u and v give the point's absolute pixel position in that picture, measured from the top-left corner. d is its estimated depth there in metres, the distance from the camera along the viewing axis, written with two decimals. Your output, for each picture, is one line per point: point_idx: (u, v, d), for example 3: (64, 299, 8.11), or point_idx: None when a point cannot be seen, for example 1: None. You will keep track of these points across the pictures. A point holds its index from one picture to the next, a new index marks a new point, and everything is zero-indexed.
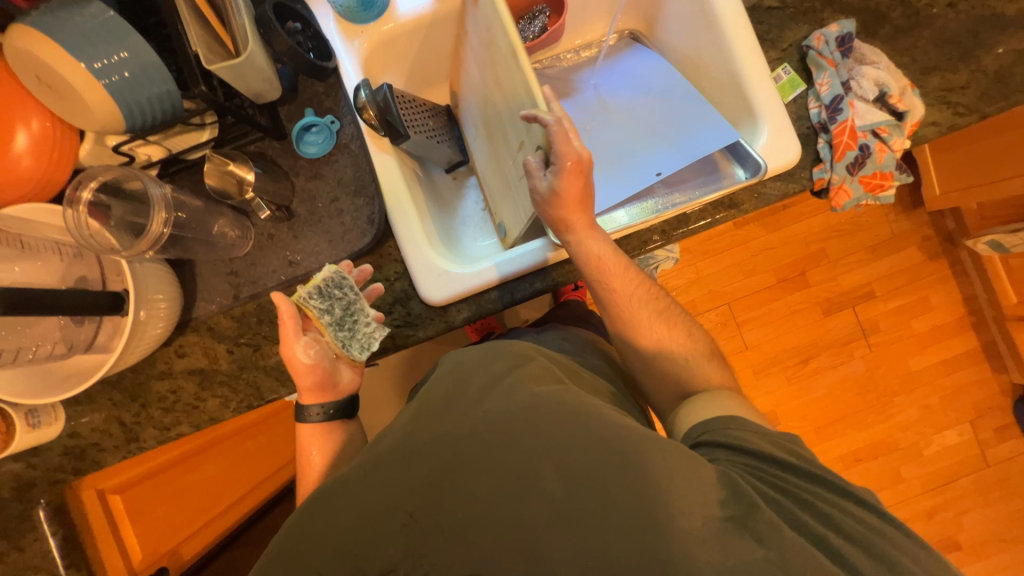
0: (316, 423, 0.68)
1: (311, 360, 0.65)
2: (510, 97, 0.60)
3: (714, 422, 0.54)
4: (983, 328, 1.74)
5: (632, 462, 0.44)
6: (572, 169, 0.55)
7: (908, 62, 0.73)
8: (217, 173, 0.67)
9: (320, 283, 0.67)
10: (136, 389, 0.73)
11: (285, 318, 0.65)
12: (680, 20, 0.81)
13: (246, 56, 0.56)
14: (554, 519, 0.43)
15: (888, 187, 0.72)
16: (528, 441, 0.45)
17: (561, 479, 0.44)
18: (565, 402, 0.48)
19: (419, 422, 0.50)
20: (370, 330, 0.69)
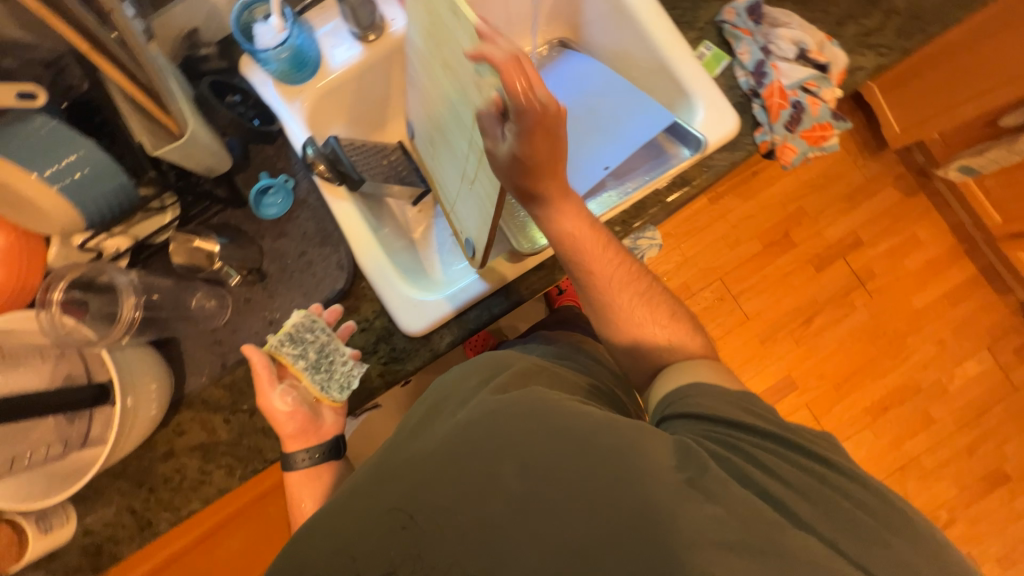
0: (304, 469, 0.69)
1: (289, 406, 0.67)
2: (461, 62, 0.56)
3: (675, 394, 0.54)
4: (977, 253, 1.73)
5: (586, 448, 0.45)
6: (535, 132, 0.50)
7: (821, 16, 0.76)
8: (183, 251, 0.68)
9: (291, 329, 0.68)
10: (141, 475, 0.74)
11: (258, 369, 0.67)
12: (602, 20, 0.85)
13: (189, 135, 0.59)
14: (519, 517, 0.43)
15: (831, 137, 0.74)
16: (488, 445, 0.46)
17: (521, 476, 0.44)
18: (524, 402, 0.49)
19: (396, 447, 0.52)
20: (348, 368, 0.70)
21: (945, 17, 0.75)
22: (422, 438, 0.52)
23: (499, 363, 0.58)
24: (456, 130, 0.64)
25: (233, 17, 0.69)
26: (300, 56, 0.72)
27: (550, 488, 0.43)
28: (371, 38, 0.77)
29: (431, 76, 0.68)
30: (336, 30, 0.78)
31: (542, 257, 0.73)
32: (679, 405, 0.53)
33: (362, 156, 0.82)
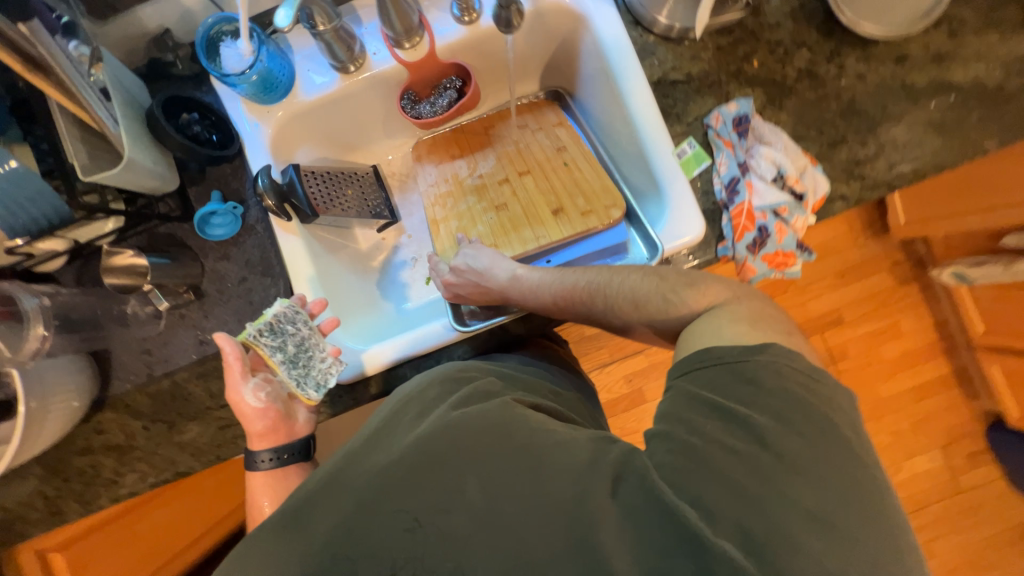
0: (267, 470, 0.69)
1: (260, 403, 0.67)
2: (465, 213, 0.83)
3: (691, 361, 0.53)
4: (954, 353, 1.68)
5: (537, 446, 0.48)
6: (458, 271, 0.73)
7: (814, 134, 0.72)
8: (125, 272, 0.67)
9: (272, 320, 0.67)
10: (57, 464, 0.75)
11: (231, 359, 0.66)
12: (593, 86, 0.81)
13: (126, 162, 0.57)
14: (484, 530, 0.44)
15: (792, 266, 0.70)
16: (451, 454, 0.48)
17: (481, 489, 0.46)
18: (489, 412, 0.51)
19: (359, 453, 0.52)
20: (326, 365, 0.69)
21: (941, 159, 0.71)
22: (374, 451, 0.51)
23: (464, 371, 0.60)
24: (486, 189, 0.84)
25: (201, 28, 0.66)
26: (271, 80, 0.69)
27: (510, 499, 0.45)
28: (350, 69, 0.73)
29: (448, 204, 0.84)
30: (314, 53, 0.74)
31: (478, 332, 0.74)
32: (696, 375, 0.52)
33: (325, 186, 0.79)
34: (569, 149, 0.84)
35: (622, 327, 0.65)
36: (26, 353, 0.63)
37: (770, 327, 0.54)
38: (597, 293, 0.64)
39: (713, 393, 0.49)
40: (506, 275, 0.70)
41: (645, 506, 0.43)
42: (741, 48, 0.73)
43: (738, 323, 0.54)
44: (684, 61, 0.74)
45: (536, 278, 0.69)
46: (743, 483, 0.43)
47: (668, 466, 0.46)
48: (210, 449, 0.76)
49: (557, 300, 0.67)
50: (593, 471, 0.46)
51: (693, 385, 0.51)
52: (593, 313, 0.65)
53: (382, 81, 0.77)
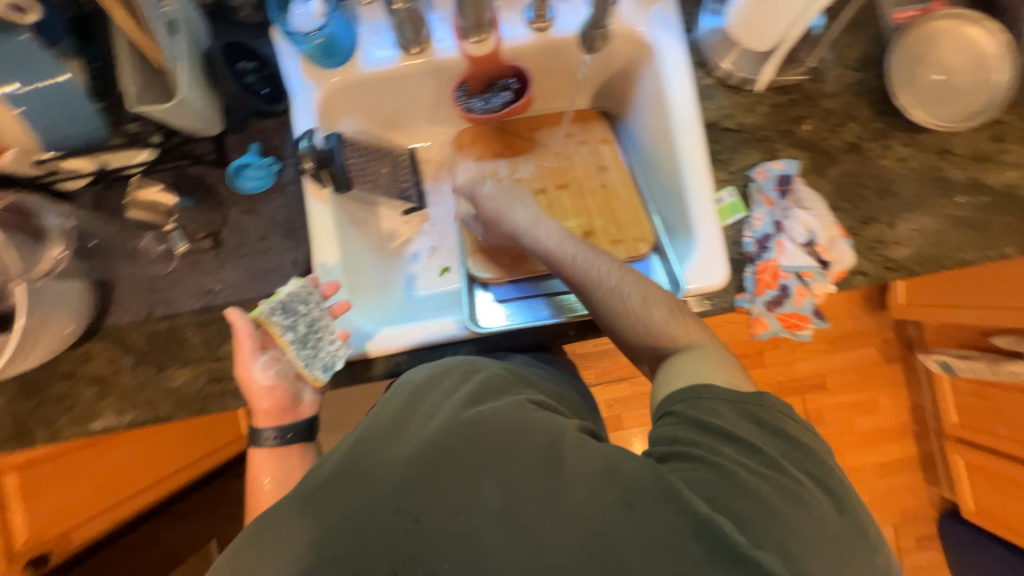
0: (271, 447, 0.70)
1: (270, 380, 0.67)
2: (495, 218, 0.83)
3: (690, 391, 0.55)
4: (922, 437, 1.73)
5: (552, 443, 0.48)
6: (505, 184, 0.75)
7: (849, 208, 0.74)
8: (145, 206, 0.69)
9: (285, 299, 0.67)
10: (36, 384, 0.73)
11: (242, 336, 0.66)
12: (646, 115, 0.81)
13: (179, 100, 0.57)
14: (512, 525, 0.44)
15: (804, 328, 0.70)
16: (471, 453, 0.48)
17: (501, 491, 0.46)
18: (508, 415, 0.51)
19: (369, 446, 0.51)
20: (334, 348, 0.69)
21: (963, 255, 0.73)
22: (386, 442, 0.51)
23: (479, 363, 0.61)
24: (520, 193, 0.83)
25: None
26: (333, 46, 0.69)
27: (533, 500, 0.45)
28: (413, 51, 0.73)
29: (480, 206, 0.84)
30: (380, 27, 0.74)
31: (489, 337, 0.73)
32: (694, 403, 0.53)
33: (361, 160, 0.79)
34: (609, 170, 0.84)
35: (603, 320, 0.64)
36: (37, 271, 0.60)
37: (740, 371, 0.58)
38: (612, 281, 0.62)
39: (720, 423, 0.51)
40: (533, 223, 0.69)
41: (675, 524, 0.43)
42: (796, 111, 0.75)
43: (722, 370, 0.57)
44: (739, 111, 0.75)
45: (552, 246, 0.67)
46: (773, 507, 0.44)
47: (704, 485, 0.46)
48: (194, 402, 0.72)
49: (566, 265, 0.65)
50: (616, 476, 0.46)
51: (696, 416, 0.52)
52: (593, 296, 0.63)
53: (441, 69, 0.76)
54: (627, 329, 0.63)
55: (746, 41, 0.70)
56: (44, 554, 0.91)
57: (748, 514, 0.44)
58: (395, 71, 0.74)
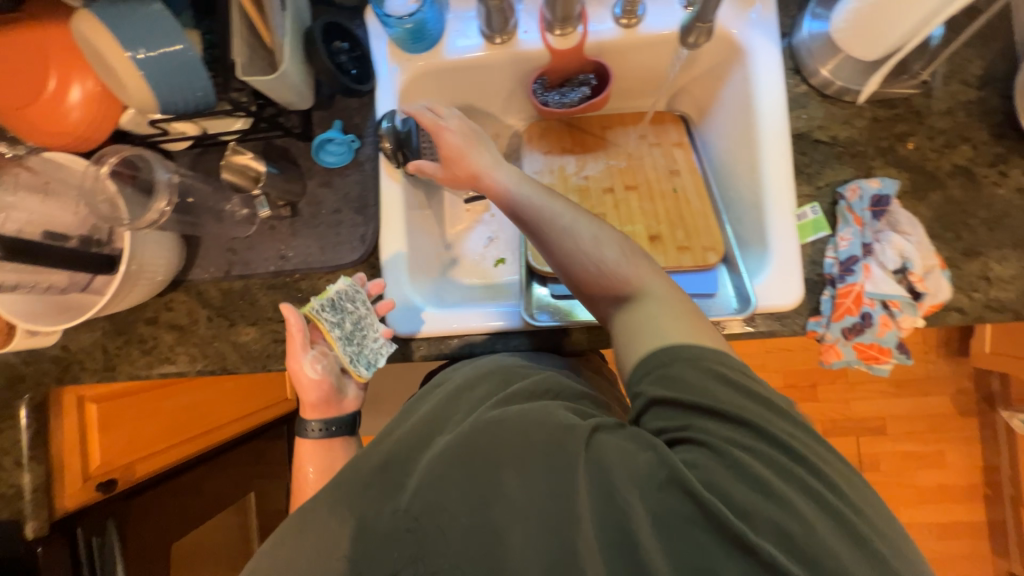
0: (316, 439, 0.74)
1: (317, 375, 0.70)
2: None
3: (656, 357, 0.51)
4: (994, 503, 1.55)
5: (564, 438, 0.46)
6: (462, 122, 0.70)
7: (950, 237, 0.67)
8: (236, 170, 0.72)
9: (334, 296, 0.70)
10: (124, 325, 0.80)
11: (294, 331, 0.69)
12: (728, 120, 0.78)
13: (281, 74, 0.61)
14: (531, 520, 0.42)
15: (884, 362, 0.65)
16: (495, 450, 0.46)
17: (524, 486, 0.44)
18: (530, 413, 0.49)
19: (406, 451, 0.50)
20: (378, 346, 0.71)
21: None
22: (419, 445, 0.51)
23: (515, 374, 0.59)
24: (585, 191, 0.82)
25: None
26: (422, 31, 0.70)
27: (553, 498, 0.43)
28: (496, 41, 0.74)
29: None
30: (468, 16, 0.75)
31: (541, 330, 0.72)
32: (658, 375, 0.50)
33: None
34: (682, 176, 0.81)
35: (557, 261, 0.61)
36: (143, 223, 0.64)
37: (699, 319, 0.54)
38: (567, 217, 0.61)
39: (684, 391, 0.48)
40: (500, 160, 0.69)
41: (684, 510, 0.41)
42: (899, 127, 0.69)
43: (671, 321, 0.53)
44: (833, 123, 0.70)
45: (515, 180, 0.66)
46: (818, 521, 0.40)
47: (694, 467, 0.44)
48: (259, 357, 0.77)
49: (520, 198, 0.63)
50: (627, 465, 0.44)
51: (657, 389, 0.50)
52: (546, 234, 0.61)
53: (523, 60, 0.76)
54: (580, 268, 0.59)
55: (851, 49, 0.66)
56: (113, 479, 0.96)
57: (790, 527, 0.40)
58: (478, 60, 0.75)
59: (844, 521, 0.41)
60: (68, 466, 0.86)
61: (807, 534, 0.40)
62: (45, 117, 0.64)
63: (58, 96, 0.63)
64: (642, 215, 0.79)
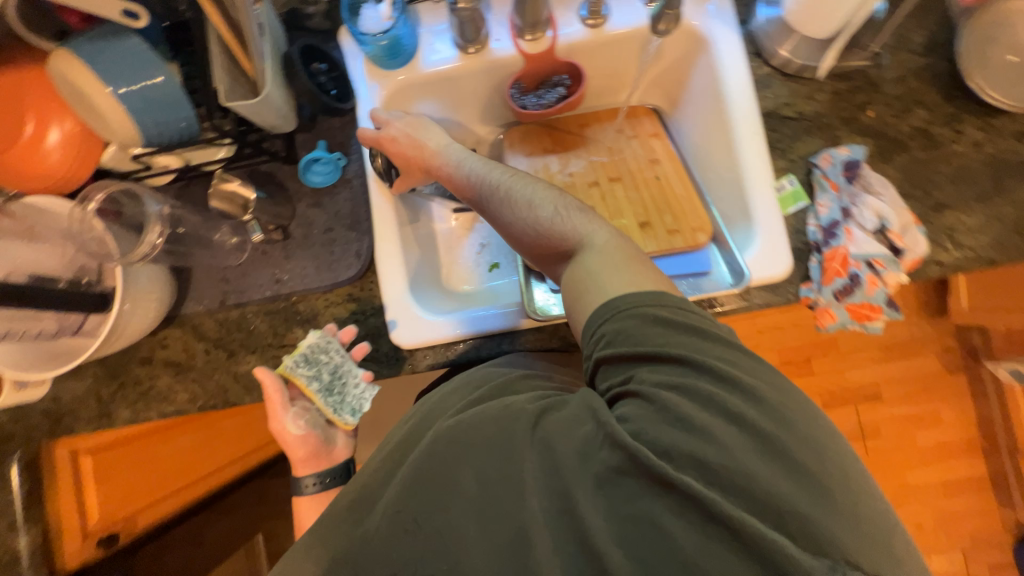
0: (311, 493, 0.76)
1: (301, 430, 0.73)
2: None
3: (599, 310, 0.52)
4: (993, 455, 1.60)
5: (512, 429, 0.48)
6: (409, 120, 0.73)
7: (920, 194, 0.71)
8: (224, 197, 0.72)
9: (306, 351, 0.70)
10: (118, 369, 0.77)
11: (271, 392, 0.70)
12: (699, 105, 0.81)
13: (263, 97, 0.62)
14: (486, 507, 0.45)
15: (877, 320, 0.67)
16: (456, 450, 0.48)
17: (479, 480, 0.46)
18: (489, 407, 0.51)
19: (388, 464, 0.52)
20: (359, 391, 0.73)
21: None
22: (395, 459, 0.53)
23: (487, 377, 0.60)
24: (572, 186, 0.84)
25: None
26: (397, 47, 0.72)
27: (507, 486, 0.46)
28: (470, 51, 0.76)
29: None
30: (440, 30, 0.77)
31: (546, 325, 0.73)
32: (602, 332, 0.51)
33: None
34: (663, 163, 0.84)
35: (502, 229, 0.63)
36: (134, 256, 0.63)
37: (642, 265, 0.55)
38: (502, 186, 0.63)
39: (626, 343, 0.50)
40: (440, 144, 0.71)
41: (621, 465, 0.44)
42: (859, 97, 0.74)
43: (616, 273, 0.54)
44: (798, 99, 0.74)
45: (456, 164, 0.69)
46: (753, 454, 0.43)
47: (634, 419, 0.46)
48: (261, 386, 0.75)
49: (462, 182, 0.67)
50: (567, 437, 0.47)
51: (601, 348, 0.51)
52: (489, 205, 0.63)
53: (497, 68, 0.79)
54: (520, 231, 0.61)
55: (805, 29, 0.70)
56: (113, 534, 0.94)
57: (721, 464, 0.42)
58: (455, 70, 0.77)
59: (777, 445, 0.43)
60: (62, 527, 0.83)
61: (745, 473, 0.42)
62: (25, 162, 0.63)
63: (35, 139, 0.63)
64: (629, 204, 0.82)
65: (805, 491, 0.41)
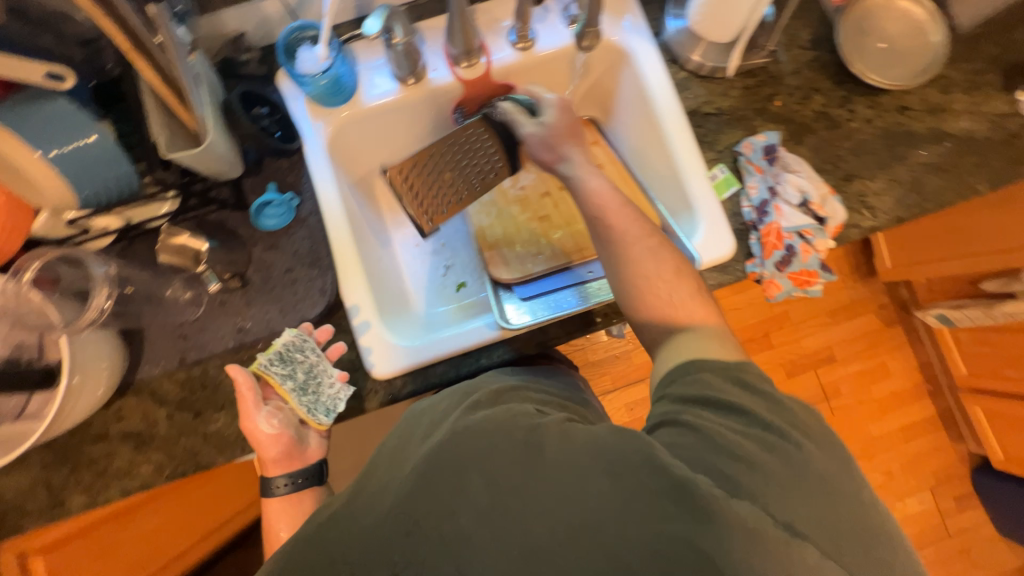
0: (282, 495, 0.71)
1: (274, 429, 0.68)
2: (510, 229, 0.85)
3: (684, 367, 0.59)
4: (938, 395, 1.75)
5: (519, 438, 0.53)
6: (558, 105, 0.74)
7: (831, 168, 0.80)
8: (174, 250, 0.71)
9: (281, 349, 0.69)
10: (68, 451, 0.71)
11: (243, 390, 0.67)
12: (630, 111, 0.88)
13: (206, 145, 0.61)
14: (485, 510, 0.49)
15: (815, 283, 0.76)
16: (463, 457, 0.52)
17: (486, 487, 0.50)
18: (500, 420, 0.56)
19: (385, 472, 0.57)
20: (335, 391, 0.70)
21: (940, 197, 0.79)
22: (392, 468, 0.57)
23: (474, 387, 0.66)
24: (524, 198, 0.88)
25: (283, 33, 0.70)
26: (337, 85, 0.74)
27: (527, 492, 0.49)
28: (410, 82, 0.79)
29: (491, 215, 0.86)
30: (378, 65, 0.80)
31: (521, 333, 0.75)
32: (682, 380, 0.58)
33: (462, 154, 0.79)
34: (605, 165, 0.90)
35: (619, 277, 0.65)
36: (81, 323, 0.61)
37: (732, 343, 0.62)
38: (629, 238, 0.65)
39: (696, 389, 0.56)
40: (569, 146, 0.73)
41: (654, 481, 0.48)
42: (766, 90, 0.83)
43: (707, 342, 0.61)
44: (715, 97, 0.82)
45: (586, 180, 0.69)
46: (758, 465, 0.49)
47: (681, 446, 0.52)
48: (235, 443, 0.71)
49: (585, 195, 0.68)
50: (595, 451, 0.51)
51: (672, 387, 0.58)
52: (613, 243, 0.65)
53: (439, 96, 0.82)
54: (637, 280, 0.64)
55: (710, 34, 0.78)
56: None
57: (737, 477, 0.48)
58: (399, 102, 0.80)
59: (780, 463, 0.50)
60: None
61: (747, 479, 0.48)
62: None
63: None
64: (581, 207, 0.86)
65: (791, 500, 0.48)
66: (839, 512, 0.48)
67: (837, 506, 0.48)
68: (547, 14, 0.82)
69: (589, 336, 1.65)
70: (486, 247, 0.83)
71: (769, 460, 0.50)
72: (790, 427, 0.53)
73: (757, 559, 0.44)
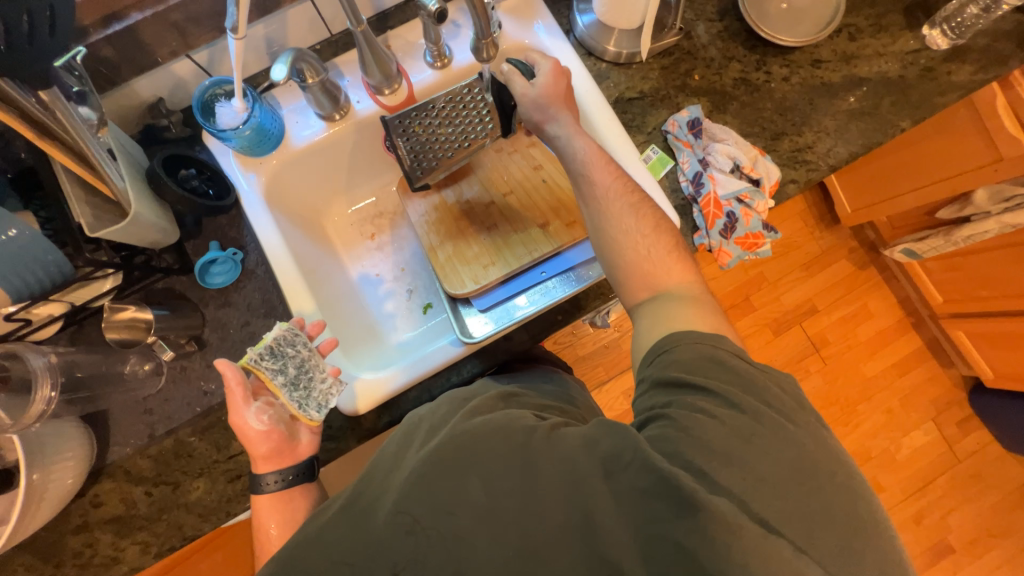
0: (272, 492, 0.65)
1: (264, 426, 0.65)
2: (461, 243, 0.85)
3: (673, 344, 0.57)
4: (923, 327, 1.78)
5: (512, 444, 0.53)
6: (552, 70, 0.71)
7: (758, 131, 0.82)
8: (122, 328, 0.67)
9: (272, 343, 0.66)
10: (49, 549, 0.69)
11: (232, 386, 0.64)
12: None
13: (132, 217, 0.62)
14: (482, 512, 0.50)
15: (762, 244, 0.79)
16: (461, 458, 0.53)
17: (483, 488, 0.51)
18: (500, 425, 0.55)
19: (383, 477, 0.56)
20: (327, 387, 0.68)
21: (867, 139, 0.82)
22: (386, 475, 0.56)
23: (469, 393, 0.65)
24: (470, 210, 0.88)
25: (197, 92, 0.71)
26: (262, 133, 0.73)
27: (524, 501, 0.50)
28: (336, 118, 0.79)
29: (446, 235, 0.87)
30: (302, 106, 0.80)
31: (484, 344, 0.76)
32: (669, 357, 0.57)
33: (455, 117, 0.78)
34: (544, 165, 0.89)
35: (597, 230, 0.66)
36: (30, 417, 0.60)
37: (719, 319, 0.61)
38: (609, 198, 0.66)
39: (673, 371, 0.55)
40: (563, 111, 0.70)
41: (641, 478, 0.49)
42: (682, 66, 0.85)
43: (686, 308, 0.60)
44: (635, 81, 0.84)
45: (573, 147, 0.69)
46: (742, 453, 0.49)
47: (666, 438, 0.51)
48: (218, 508, 0.70)
49: (572, 156, 0.69)
50: (591, 452, 0.51)
51: (662, 368, 0.57)
52: (597, 201, 0.66)
53: (367, 126, 0.82)
54: (621, 237, 0.64)
55: (618, 23, 0.80)
56: None
57: (720, 467, 0.48)
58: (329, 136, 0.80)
59: (763, 444, 0.50)
60: None
61: (729, 468, 0.48)
62: None
63: None
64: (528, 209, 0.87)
65: (765, 496, 0.47)
66: (807, 492, 0.48)
67: (802, 478, 0.48)
68: (459, 30, 0.83)
69: (575, 331, 1.66)
70: (439, 268, 0.83)
71: (760, 447, 0.49)
72: (770, 409, 0.53)
73: (734, 533, 0.45)
